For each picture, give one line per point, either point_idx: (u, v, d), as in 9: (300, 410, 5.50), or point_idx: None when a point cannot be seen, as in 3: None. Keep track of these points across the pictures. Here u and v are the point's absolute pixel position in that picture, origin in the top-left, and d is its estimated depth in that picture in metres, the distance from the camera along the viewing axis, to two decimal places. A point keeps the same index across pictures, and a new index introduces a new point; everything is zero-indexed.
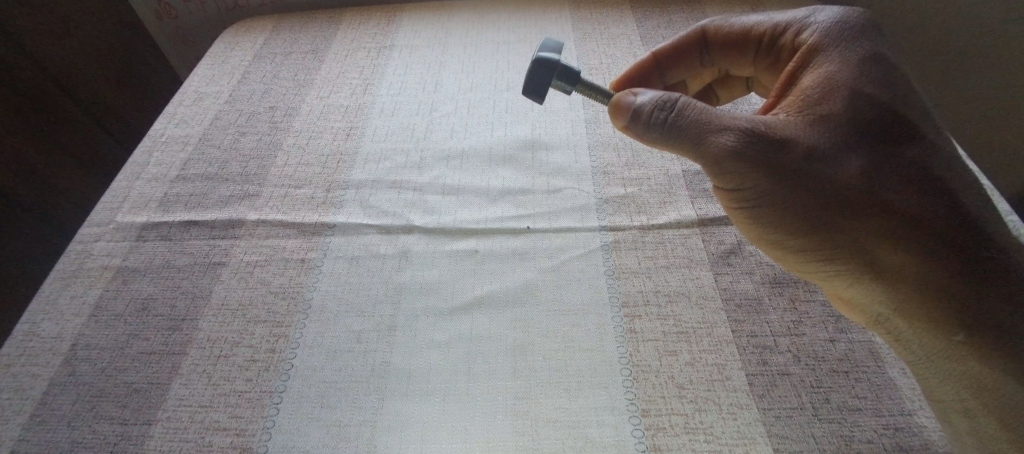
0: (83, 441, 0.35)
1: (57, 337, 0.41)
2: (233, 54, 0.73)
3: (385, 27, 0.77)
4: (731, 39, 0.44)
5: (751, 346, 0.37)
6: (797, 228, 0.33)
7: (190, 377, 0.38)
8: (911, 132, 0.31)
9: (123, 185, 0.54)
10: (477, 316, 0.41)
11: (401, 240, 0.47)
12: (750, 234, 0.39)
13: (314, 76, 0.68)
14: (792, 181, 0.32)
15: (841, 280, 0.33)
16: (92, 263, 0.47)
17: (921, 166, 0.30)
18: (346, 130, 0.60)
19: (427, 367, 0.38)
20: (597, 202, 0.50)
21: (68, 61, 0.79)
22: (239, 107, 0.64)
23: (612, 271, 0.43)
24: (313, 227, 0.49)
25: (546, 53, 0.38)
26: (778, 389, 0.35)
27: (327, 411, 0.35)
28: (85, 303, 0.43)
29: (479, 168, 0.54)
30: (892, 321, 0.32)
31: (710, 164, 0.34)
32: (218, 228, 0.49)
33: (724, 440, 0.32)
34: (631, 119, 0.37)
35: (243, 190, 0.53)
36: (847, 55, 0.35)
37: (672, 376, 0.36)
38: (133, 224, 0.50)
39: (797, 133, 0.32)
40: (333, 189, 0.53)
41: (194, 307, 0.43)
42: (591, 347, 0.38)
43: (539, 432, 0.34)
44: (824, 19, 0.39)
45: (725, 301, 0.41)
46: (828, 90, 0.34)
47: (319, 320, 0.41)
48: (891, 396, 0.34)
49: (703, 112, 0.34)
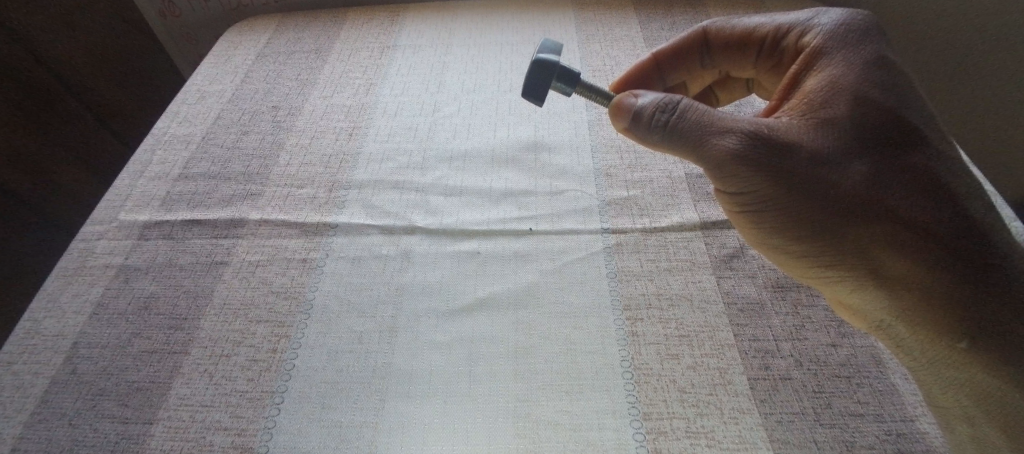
0: (84, 440, 0.35)
1: (59, 335, 0.41)
2: (236, 53, 0.73)
3: (388, 27, 0.77)
4: (734, 41, 0.44)
5: (752, 350, 0.37)
6: (800, 234, 0.33)
7: (191, 376, 0.38)
8: (915, 137, 0.31)
9: (125, 183, 0.54)
10: (478, 317, 0.41)
11: (402, 241, 0.47)
12: (751, 237, 0.38)
13: (318, 75, 0.68)
14: (794, 184, 0.31)
15: (843, 285, 0.33)
16: (94, 261, 0.47)
17: (926, 171, 0.30)
18: (349, 130, 0.60)
19: (427, 368, 0.37)
20: (599, 205, 0.50)
21: (71, 57, 0.78)
22: (242, 106, 0.64)
23: (614, 273, 0.43)
24: (315, 227, 0.49)
25: (545, 54, 0.38)
26: (779, 393, 0.35)
27: (328, 411, 0.35)
28: (87, 301, 0.43)
29: (481, 169, 0.54)
30: (894, 327, 0.32)
31: (711, 168, 0.34)
32: (220, 228, 0.49)
33: (725, 444, 0.32)
34: (632, 122, 0.37)
35: (246, 189, 0.53)
36: (851, 58, 0.35)
37: (673, 380, 0.36)
38: (135, 223, 0.50)
39: (801, 137, 0.32)
40: (335, 189, 0.53)
41: (195, 306, 0.43)
42: (592, 349, 0.38)
43: (539, 435, 0.33)
44: (828, 21, 0.39)
45: (727, 305, 0.40)
46: (832, 94, 0.33)
47: (321, 320, 0.41)
48: (892, 402, 0.34)
49: (704, 114, 0.34)
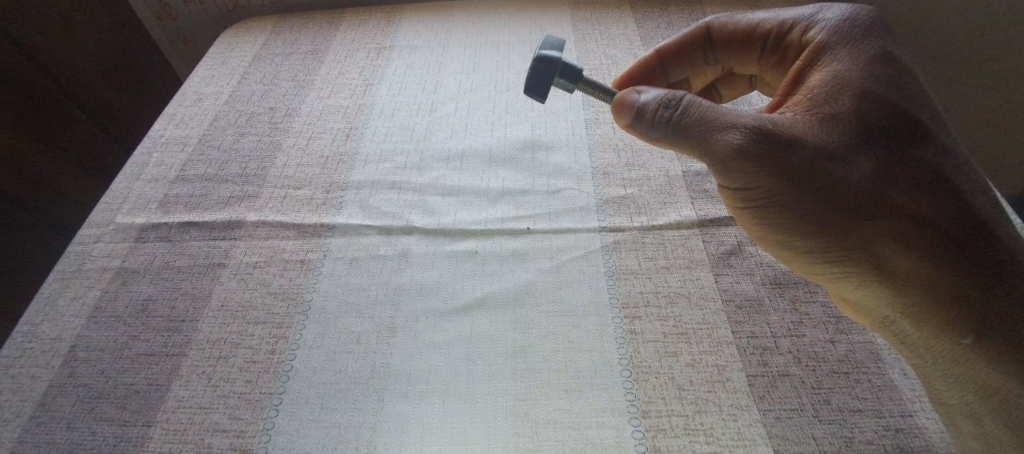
0: (83, 443, 0.35)
1: (57, 338, 0.41)
2: (233, 55, 0.73)
3: (385, 27, 0.77)
4: (736, 37, 0.44)
5: (751, 347, 0.37)
6: (804, 228, 0.33)
7: (190, 378, 0.38)
8: (920, 132, 0.31)
9: (123, 186, 0.54)
10: (478, 317, 0.41)
11: (401, 241, 0.47)
12: (755, 234, 0.38)
13: (314, 76, 0.68)
14: (797, 180, 0.31)
15: (847, 280, 0.33)
16: (92, 264, 0.47)
17: (930, 166, 0.30)
18: (346, 130, 0.60)
19: (428, 368, 0.37)
20: (597, 203, 0.50)
21: (68, 61, 0.79)
22: (239, 108, 0.64)
23: (612, 272, 0.43)
24: (313, 228, 0.49)
25: (547, 51, 0.38)
26: (778, 390, 0.35)
27: (328, 412, 0.35)
28: (84, 304, 0.43)
29: (479, 168, 0.54)
30: (899, 323, 0.32)
31: (715, 163, 0.34)
32: (218, 229, 0.49)
33: (724, 441, 0.32)
34: (635, 117, 0.37)
35: (243, 190, 0.53)
36: (855, 53, 0.35)
37: (672, 377, 0.36)
38: (133, 225, 0.50)
39: (805, 133, 0.32)
40: (333, 189, 0.53)
41: (194, 308, 0.43)
42: (591, 347, 0.38)
43: (540, 433, 0.33)
44: (832, 17, 0.39)
45: (725, 301, 0.40)
46: (835, 90, 0.33)
47: (319, 320, 0.41)
48: (891, 397, 0.34)
49: (708, 110, 0.34)
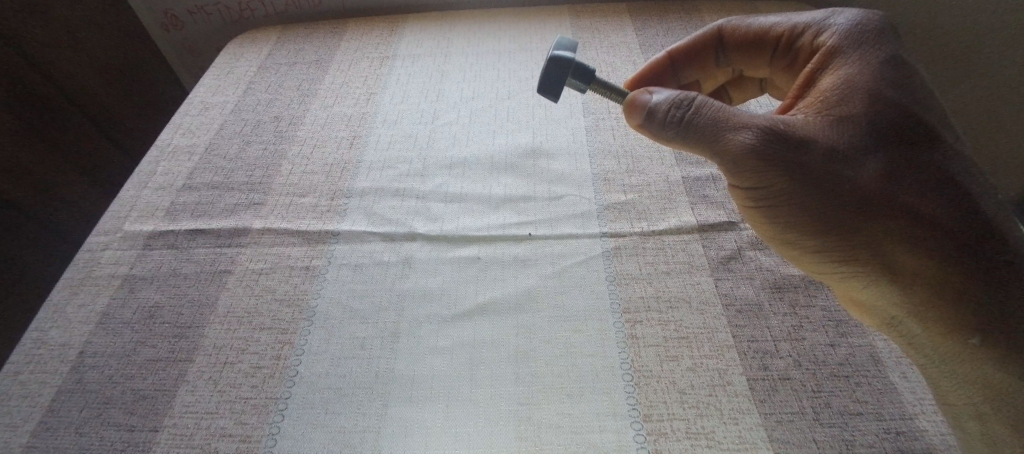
0: (91, 448, 0.35)
1: (66, 345, 0.42)
2: (238, 65, 0.74)
3: (388, 37, 0.78)
4: (748, 40, 0.45)
5: (751, 351, 0.38)
6: (811, 227, 0.34)
7: (196, 383, 0.38)
8: (928, 136, 0.32)
9: (130, 194, 0.55)
10: (481, 322, 0.41)
11: (404, 248, 0.48)
12: (763, 231, 0.39)
13: (319, 85, 0.69)
14: (807, 180, 0.32)
15: (854, 279, 0.34)
16: (100, 271, 0.47)
17: (938, 169, 0.31)
18: (349, 138, 0.60)
19: (432, 372, 0.38)
20: (598, 209, 0.50)
21: (76, 70, 0.80)
22: (245, 117, 0.65)
23: (613, 277, 0.44)
24: (317, 235, 0.49)
25: (561, 52, 0.38)
26: (778, 394, 0.35)
27: (334, 417, 0.36)
28: (93, 312, 0.44)
29: (480, 176, 0.55)
30: (905, 323, 0.33)
31: (726, 163, 0.34)
32: (224, 237, 0.50)
33: (725, 445, 0.32)
34: (646, 118, 0.37)
35: (249, 198, 0.53)
36: (865, 58, 0.36)
37: (673, 381, 0.36)
38: (140, 233, 0.51)
39: (816, 133, 0.33)
40: (337, 197, 0.53)
41: (200, 315, 0.43)
42: (592, 352, 0.38)
43: (541, 436, 0.34)
44: (843, 22, 0.39)
45: (726, 306, 0.41)
46: (846, 93, 0.34)
47: (324, 326, 0.42)
48: (891, 400, 0.34)
49: (719, 110, 0.34)
